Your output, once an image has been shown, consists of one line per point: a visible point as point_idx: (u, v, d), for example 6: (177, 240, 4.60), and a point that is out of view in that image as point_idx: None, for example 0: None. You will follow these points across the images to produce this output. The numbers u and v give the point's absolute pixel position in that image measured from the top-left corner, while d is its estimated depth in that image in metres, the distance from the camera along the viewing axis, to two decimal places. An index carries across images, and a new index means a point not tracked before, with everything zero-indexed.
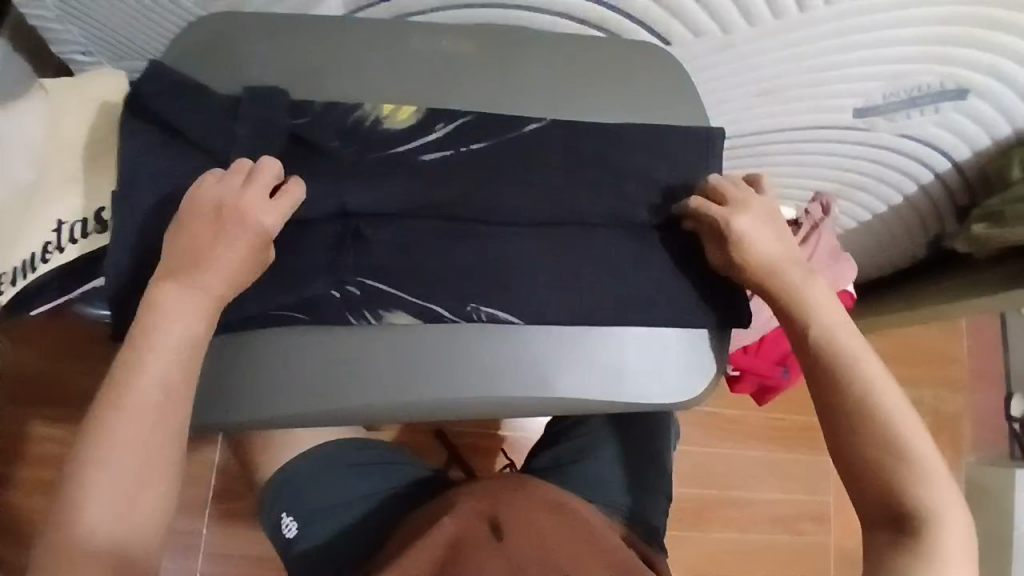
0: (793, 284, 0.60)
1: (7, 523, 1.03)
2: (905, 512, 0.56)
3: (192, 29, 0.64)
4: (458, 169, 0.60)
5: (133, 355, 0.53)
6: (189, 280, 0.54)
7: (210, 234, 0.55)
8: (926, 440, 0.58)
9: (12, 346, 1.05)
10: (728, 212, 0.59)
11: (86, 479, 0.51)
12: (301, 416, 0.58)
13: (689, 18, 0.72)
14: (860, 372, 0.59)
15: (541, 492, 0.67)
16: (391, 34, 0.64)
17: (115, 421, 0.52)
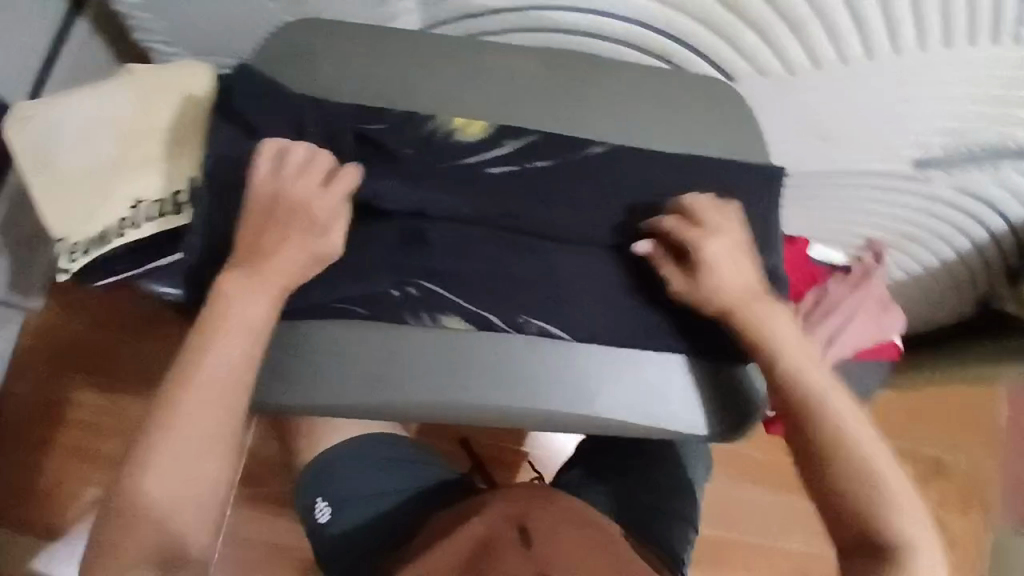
0: (761, 319, 0.61)
1: (45, 482, 1.07)
2: (883, 544, 0.58)
3: (284, 32, 0.68)
4: (522, 184, 0.63)
5: (199, 343, 0.56)
6: (255, 272, 0.57)
7: (274, 228, 0.58)
8: (894, 469, 0.60)
9: (68, 314, 1.10)
10: (697, 233, 0.60)
11: (152, 451, 0.55)
12: (349, 408, 0.60)
13: (756, 57, 0.74)
14: (828, 407, 0.60)
15: (575, 511, 0.67)
16: (469, 51, 0.67)
17: (182, 401, 0.55)
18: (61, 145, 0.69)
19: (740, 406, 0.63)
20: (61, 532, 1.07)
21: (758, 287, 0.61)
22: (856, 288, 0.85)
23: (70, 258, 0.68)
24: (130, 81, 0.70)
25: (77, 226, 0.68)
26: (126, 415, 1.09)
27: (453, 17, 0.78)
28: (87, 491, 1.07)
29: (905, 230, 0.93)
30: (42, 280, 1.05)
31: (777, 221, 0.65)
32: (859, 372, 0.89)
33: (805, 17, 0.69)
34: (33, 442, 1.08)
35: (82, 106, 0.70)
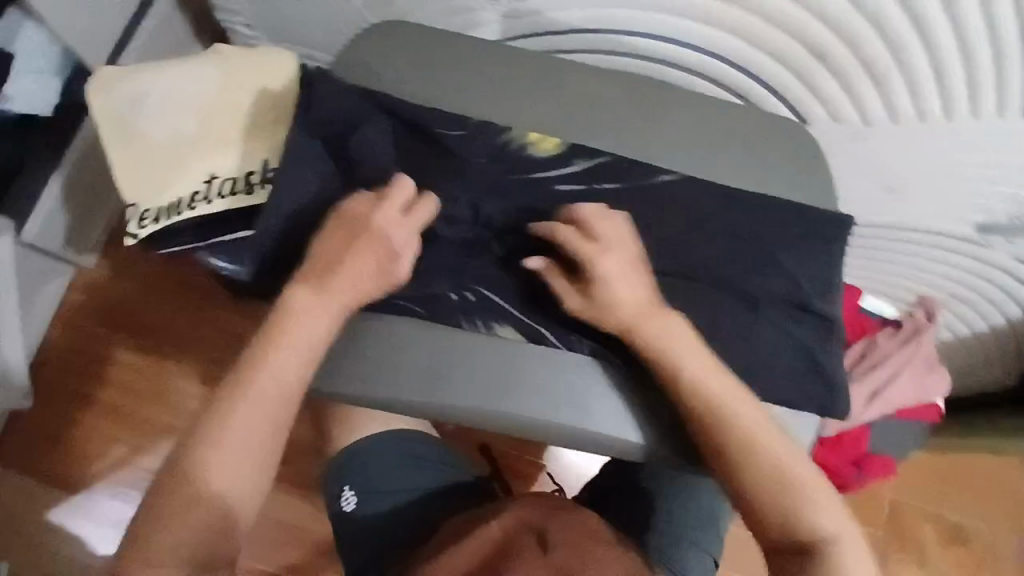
0: (658, 327, 0.59)
1: (75, 436, 1.10)
2: (802, 537, 0.60)
3: (374, 31, 0.70)
4: (590, 205, 0.64)
5: (261, 352, 0.60)
6: (322, 289, 0.60)
7: (345, 249, 0.60)
8: (805, 462, 0.60)
9: (119, 274, 1.13)
10: (585, 246, 0.59)
11: (217, 439, 0.59)
12: (400, 403, 0.61)
13: (832, 102, 0.74)
14: (733, 416, 0.59)
15: (596, 530, 0.65)
16: (551, 68, 0.68)
17: (246, 395, 0.59)
18: (147, 116, 0.71)
19: (676, 430, 0.62)
20: (83, 486, 1.09)
21: (653, 301, 0.60)
22: (906, 343, 0.85)
23: (139, 224, 0.69)
24: (217, 59, 0.72)
25: (152, 195, 0.70)
26: (163, 378, 1.12)
27: (536, 31, 0.79)
28: (116, 448, 1.10)
29: (957, 291, 0.90)
30: (99, 238, 1.10)
31: (839, 269, 0.64)
32: (899, 432, 0.87)
33: (887, 71, 0.69)
34: (69, 395, 1.11)
35: (168, 79, 0.72)
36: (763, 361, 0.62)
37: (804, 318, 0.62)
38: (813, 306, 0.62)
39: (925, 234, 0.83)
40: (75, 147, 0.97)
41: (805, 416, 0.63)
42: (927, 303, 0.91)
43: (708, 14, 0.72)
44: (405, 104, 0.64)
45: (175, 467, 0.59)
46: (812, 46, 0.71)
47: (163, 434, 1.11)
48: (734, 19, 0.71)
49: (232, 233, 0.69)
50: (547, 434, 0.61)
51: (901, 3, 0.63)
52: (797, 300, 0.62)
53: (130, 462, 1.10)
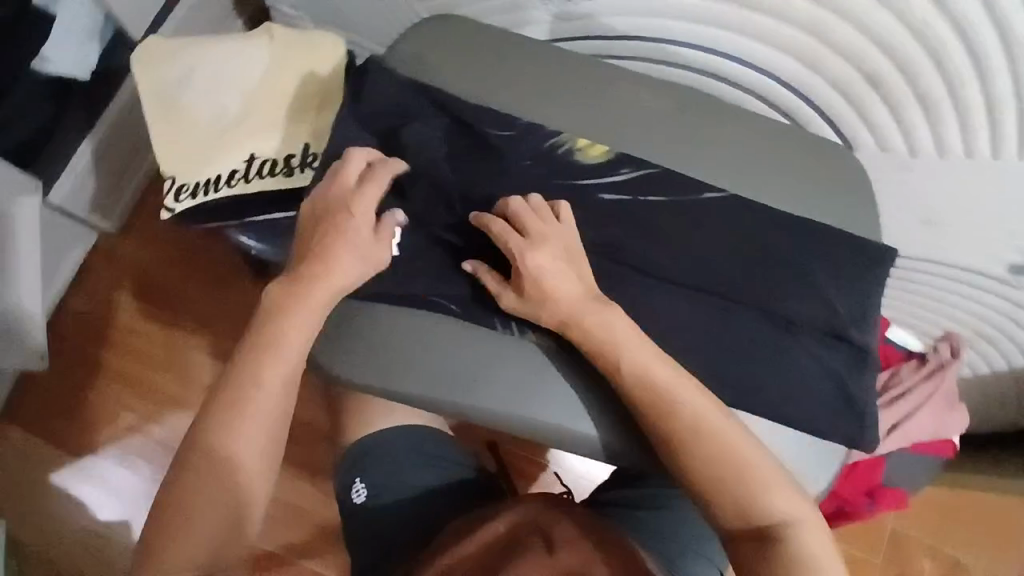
0: (593, 315, 0.58)
1: (85, 401, 1.11)
2: (764, 527, 0.58)
3: (428, 25, 0.70)
4: (631, 215, 0.63)
5: (256, 362, 0.61)
6: (307, 289, 0.61)
7: (321, 236, 0.61)
8: (759, 450, 0.59)
9: (142, 242, 1.15)
10: (512, 239, 0.60)
11: (231, 426, 0.60)
12: (429, 400, 0.61)
13: (880, 131, 0.73)
14: (677, 403, 0.58)
15: (597, 527, 0.66)
16: (604, 75, 0.67)
17: (257, 383, 0.60)
18: (195, 92, 0.73)
19: (630, 419, 0.61)
20: (89, 452, 1.10)
21: (588, 292, 0.60)
22: (928, 378, 0.84)
23: (177, 198, 0.70)
24: (267, 39, 0.73)
25: (193, 170, 0.71)
26: (176, 351, 1.12)
27: (585, 34, 0.79)
28: (122, 415, 1.11)
29: (984, 329, 0.89)
30: (133, 191, 1.11)
31: (878, 299, 0.63)
32: (911, 465, 0.87)
33: (941, 103, 0.68)
34: (82, 359, 1.12)
35: (219, 56, 0.73)
36: (795, 387, 0.61)
37: (838, 347, 0.62)
38: (848, 335, 0.61)
39: (956, 268, 0.83)
40: (112, 108, 0.97)
41: (829, 448, 0.62)
42: (954, 338, 0.89)
43: (762, 31, 0.71)
44: (459, 103, 0.65)
45: (177, 484, 0.60)
46: (866, 72, 0.70)
47: (172, 407, 1.11)
48: (788, 38, 0.71)
49: (267, 214, 0.71)
50: (572, 444, 0.61)
51: (960, 35, 0.62)
52: (833, 328, 0.61)
53: (137, 432, 1.10)
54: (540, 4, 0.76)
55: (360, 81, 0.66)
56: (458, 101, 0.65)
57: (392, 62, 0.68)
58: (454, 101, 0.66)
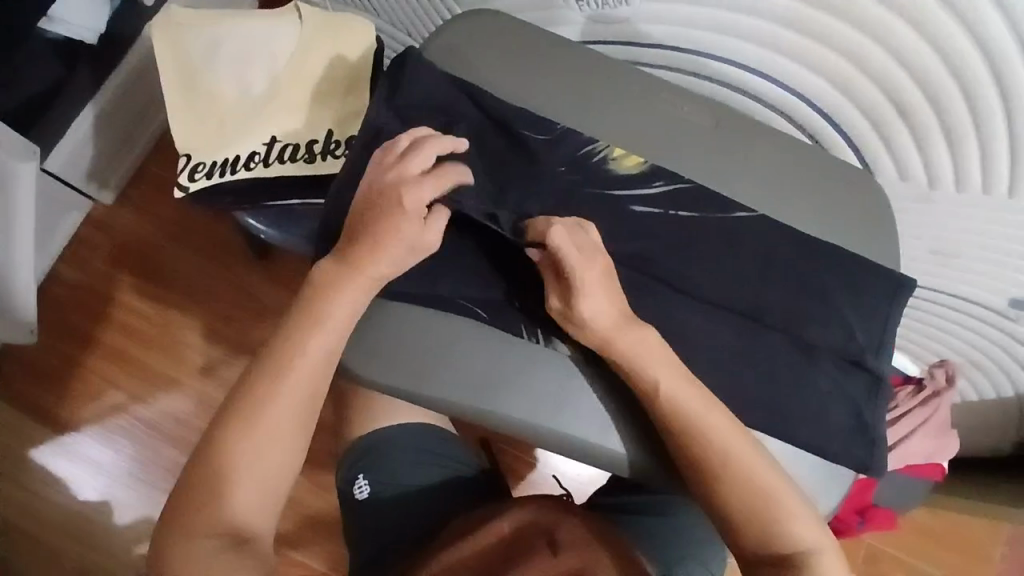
0: (630, 339, 0.58)
1: (70, 376, 1.07)
2: (788, 556, 0.59)
3: (465, 21, 0.69)
4: (660, 229, 0.63)
5: (282, 358, 0.60)
6: (345, 284, 0.60)
7: (371, 223, 0.59)
8: (781, 477, 0.59)
9: (140, 215, 1.12)
10: (569, 254, 0.57)
11: (256, 412, 0.59)
12: (453, 405, 0.61)
13: (902, 158, 0.73)
14: (703, 431, 0.58)
15: (603, 526, 0.63)
16: (640, 85, 0.67)
17: (283, 372, 0.59)
18: (218, 67, 0.72)
19: (652, 436, 0.61)
20: (71, 428, 1.07)
21: (628, 314, 0.59)
22: (925, 404, 0.86)
23: (191, 177, 0.70)
24: (294, 16, 0.72)
25: (211, 149, 0.71)
26: (168, 331, 1.09)
27: (619, 39, 0.78)
28: (105, 392, 1.07)
29: (981, 361, 0.90)
30: (140, 151, 1.11)
31: (894, 328, 0.64)
32: (901, 487, 0.91)
33: (966, 135, 0.68)
34: (69, 332, 1.09)
35: (246, 31, 0.72)
36: (813, 411, 0.61)
37: (855, 374, 0.62)
38: (866, 363, 0.62)
39: (966, 301, 0.82)
40: (121, 70, 0.97)
41: (840, 473, 0.63)
42: (948, 366, 0.90)
43: (794, 48, 0.71)
44: (493, 105, 0.65)
45: (193, 478, 0.59)
46: (894, 97, 0.69)
47: (161, 387, 1.08)
48: (820, 58, 0.70)
49: (284, 201, 0.72)
50: (608, 462, 0.61)
51: (990, 65, 0.62)
52: (852, 355, 0.62)
53: (122, 411, 1.07)
54: (576, 5, 0.75)
55: (394, 67, 0.66)
56: (496, 102, 0.65)
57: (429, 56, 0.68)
58: (494, 102, 0.65)
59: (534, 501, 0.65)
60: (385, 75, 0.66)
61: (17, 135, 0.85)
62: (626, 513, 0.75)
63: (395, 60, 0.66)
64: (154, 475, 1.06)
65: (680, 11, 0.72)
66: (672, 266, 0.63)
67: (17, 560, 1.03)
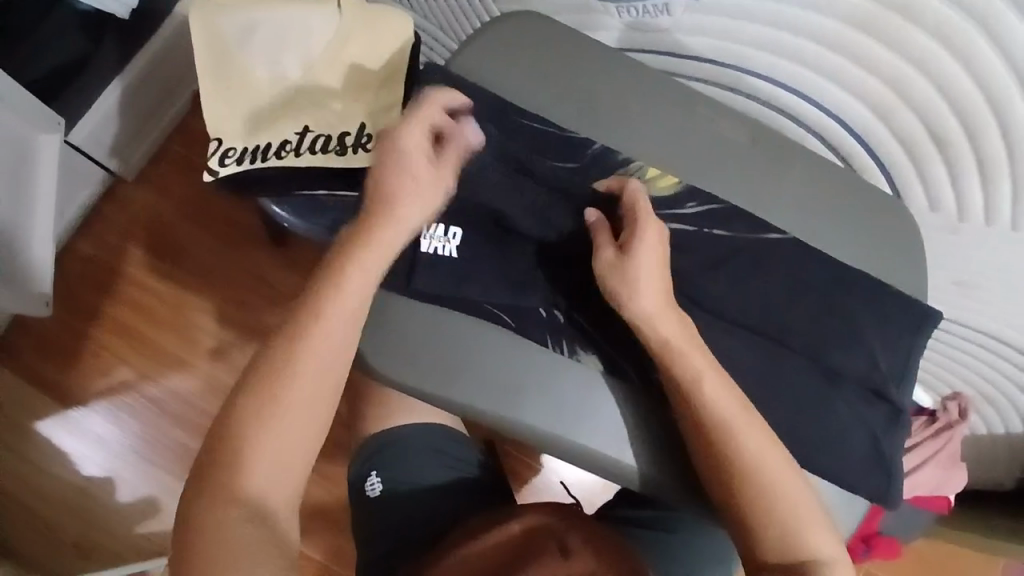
0: (662, 338, 0.57)
1: (80, 351, 1.07)
2: (803, 561, 0.55)
3: (506, 25, 0.69)
4: (691, 247, 0.63)
5: (295, 345, 0.56)
6: (359, 261, 0.57)
7: (378, 204, 0.58)
8: (800, 482, 0.57)
9: (158, 194, 1.11)
10: (639, 204, 0.59)
11: (280, 382, 0.55)
12: (477, 410, 0.60)
13: (933, 188, 0.72)
14: (729, 426, 0.56)
15: (608, 539, 0.62)
16: (678, 100, 0.67)
17: (312, 338, 0.56)
18: (251, 52, 0.72)
19: (676, 451, 0.61)
20: (79, 403, 1.07)
21: (666, 301, 0.57)
22: (937, 435, 0.86)
23: (222, 161, 0.71)
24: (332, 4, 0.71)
25: (243, 136, 0.72)
26: (181, 312, 1.09)
27: (657, 48, 0.77)
28: (114, 370, 1.07)
29: (991, 394, 0.88)
30: (161, 131, 1.10)
31: (918, 358, 0.64)
32: (908, 517, 0.91)
33: (1001, 172, 0.66)
34: (82, 304, 1.09)
35: (283, 18, 0.72)
36: (833, 440, 0.61)
37: (877, 404, 0.62)
38: (889, 394, 0.62)
39: (983, 336, 0.81)
40: (146, 52, 0.98)
41: (857, 503, 0.63)
42: (962, 397, 0.89)
43: (831, 69, 0.70)
44: (529, 112, 0.66)
45: (205, 479, 0.54)
46: (930, 126, 0.68)
47: (170, 367, 1.08)
48: (857, 81, 0.69)
49: (310, 190, 0.71)
50: (625, 478, 0.61)
51: None
52: (875, 385, 0.62)
53: (130, 388, 1.07)
54: (616, 11, 0.74)
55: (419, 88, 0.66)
56: (534, 114, 0.66)
57: (455, 67, 0.68)
58: (531, 113, 0.66)
59: (545, 507, 0.65)
60: (423, 77, 0.66)
61: (45, 107, 0.88)
62: (635, 526, 0.75)
63: (435, 64, 0.67)
64: (158, 455, 1.06)
65: (723, 24, 0.71)
66: (703, 285, 0.63)
67: (20, 530, 1.03)
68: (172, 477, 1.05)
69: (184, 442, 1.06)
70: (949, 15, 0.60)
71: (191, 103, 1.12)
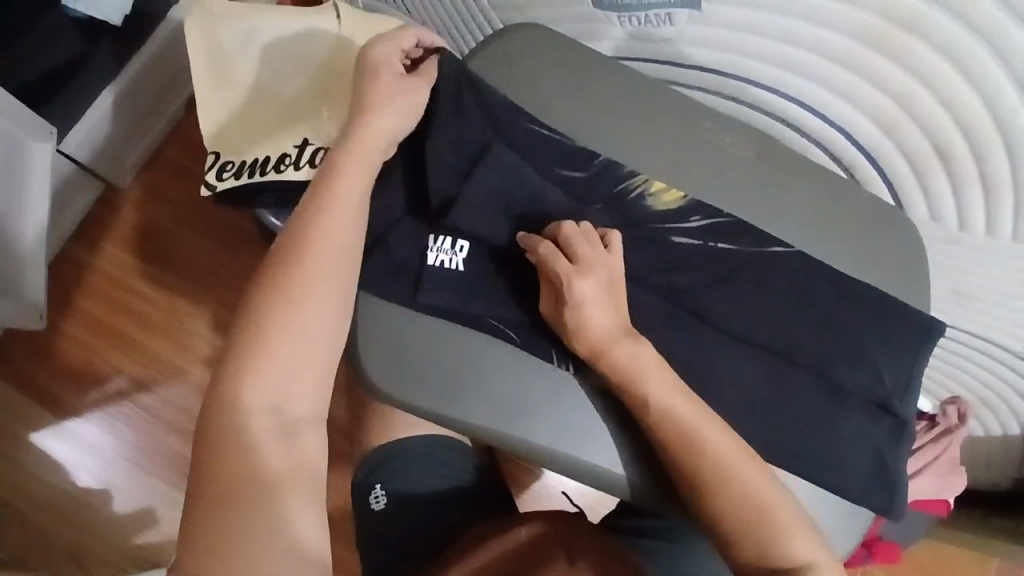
0: (625, 359, 0.57)
1: (75, 361, 1.06)
2: (787, 564, 0.55)
3: (507, 36, 0.69)
4: (696, 262, 0.63)
5: (287, 271, 0.57)
6: (347, 173, 0.61)
7: (354, 130, 0.62)
8: (777, 488, 0.57)
9: (151, 199, 1.10)
10: (557, 259, 0.58)
11: (284, 297, 0.56)
12: (478, 428, 0.60)
13: (935, 198, 0.72)
14: (698, 439, 0.57)
15: (614, 550, 0.61)
16: (681, 113, 0.67)
17: (315, 253, 0.58)
18: (253, 64, 0.72)
19: (656, 465, 0.60)
20: (73, 413, 1.05)
21: (626, 325, 0.59)
22: (937, 441, 0.87)
23: (219, 176, 0.71)
24: (332, 13, 0.71)
25: (241, 149, 0.72)
26: (176, 318, 1.08)
27: (659, 58, 0.77)
28: (109, 378, 1.06)
29: (991, 398, 0.88)
30: (155, 137, 1.09)
31: (922, 371, 0.64)
32: (908, 521, 0.92)
33: (1002, 183, 0.66)
34: (74, 312, 1.07)
35: (283, 29, 0.72)
36: (837, 454, 0.61)
37: (881, 417, 0.62)
38: (894, 408, 0.62)
39: (983, 343, 0.81)
40: (138, 59, 0.97)
41: (861, 514, 0.63)
42: (961, 401, 0.89)
43: (834, 79, 0.70)
44: (536, 117, 0.66)
45: (215, 414, 0.54)
46: (934, 138, 0.68)
47: (166, 375, 1.06)
48: (860, 92, 0.69)
49: None
50: (630, 496, 0.61)
51: None
52: (879, 399, 0.62)
53: (126, 398, 1.06)
54: (618, 21, 0.74)
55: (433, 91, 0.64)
56: (542, 126, 0.66)
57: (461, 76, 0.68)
58: (533, 120, 0.66)
59: (542, 515, 0.65)
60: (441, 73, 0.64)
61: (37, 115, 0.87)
62: (640, 539, 0.74)
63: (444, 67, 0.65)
64: (154, 463, 1.05)
65: (728, 35, 0.71)
66: (708, 300, 0.62)
67: (18, 544, 1.02)
68: (171, 487, 1.04)
69: (182, 452, 1.05)
70: (951, 27, 0.60)
71: (186, 108, 1.10)
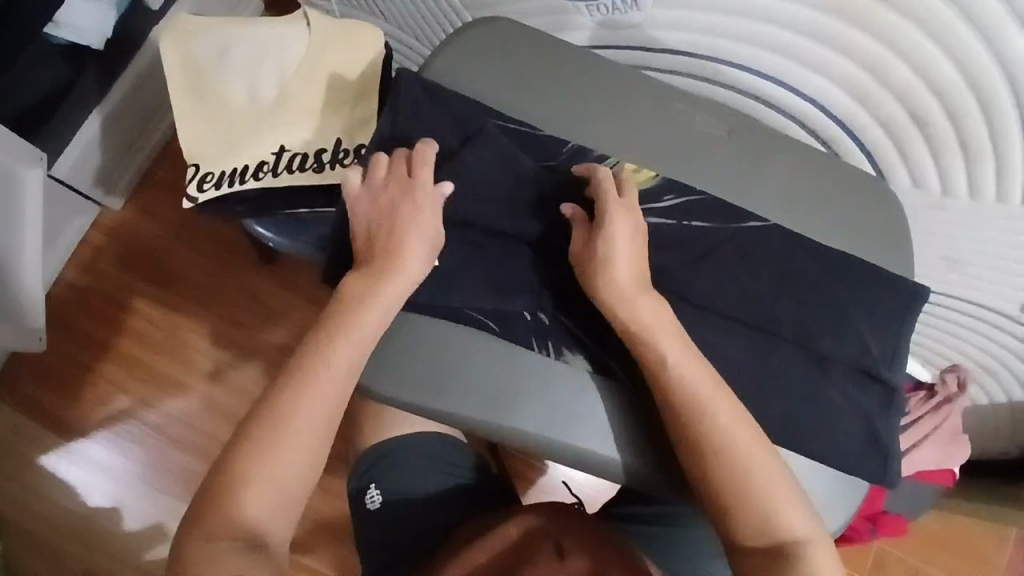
0: (639, 317, 0.58)
1: (79, 382, 1.08)
2: (777, 539, 0.56)
3: (474, 31, 0.70)
4: (671, 241, 0.64)
5: (316, 352, 0.60)
6: (383, 269, 0.61)
7: (394, 226, 0.62)
8: (775, 459, 0.57)
9: (147, 219, 1.12)
10: (614, 198, 0.61)
11: (314, 377, 0.59)
12: (468, 419, 0.61)
13: (914, 165, 0.71)
14: (701, 404, 0.57)
15: (604, 538, 0.61)
16: (650, 96, 0.68)
17: (343, 337, 0.59)
18: (229, 77, 0.74)
19: (650, 442, 0.61)
20: (80, 434, 1.07)
21: (648, 283, 0.60)
22: (937, 410, 0.86)
23: (200, 187, 0.71)
24: (302, 23, 0.75)
25: (218, 160, 0.72)
26: (176, 335, 1.09)
27: (629, 44, 0.77)
28: (112, 398, 1.08)
29: (993, 366, 0.87)
30: (146, 156, 1.11)
31: (907, 337, 0.64)
32: (910, 492, 0.91)
33: (981, 144, 0.65)
34: (77, 336, 1.09)
35: (257, 41, 0.74)
36: (825, 423, 0.61)
37: (870, 385, 0.62)
38: (881, 375, 0.62)
39: (977, 309, 0.80)
40: (124, 81, 0.99)
41: (856, 487, 0.63)
42: (960, 369, 0.88)
43: (802, 52, 0.70)
44: (501, 112, 0.66)
45: (242, 453, 0.58)
46: (907, 102, 0.67)
47: (168, 392, 1.08)
48: (830, 63, 0.69)
49: (291, 207, 0.71)
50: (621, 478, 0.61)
51: (994, 53, 0.60)
52: (865, 367, 0.62)
53: (130, 417, 1.07)
54: (586, 10, 0.75)
55: (397, 84, 0.67)
56: (505, 115, 0.66)
57: (429, 73, 0.68)
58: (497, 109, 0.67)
59: (535, 508, 0.64)
60: (398, 72, 0.67)
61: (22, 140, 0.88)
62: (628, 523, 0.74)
63: (407, 69, 0.67)
64: (162, 480, 1.06)
65: (694, 16, 0.71)
66: (686, 278, 0.63)
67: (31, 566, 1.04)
68: (177, 501, 1.05)
69: (187, 466, 1.06)
70: None
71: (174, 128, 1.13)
